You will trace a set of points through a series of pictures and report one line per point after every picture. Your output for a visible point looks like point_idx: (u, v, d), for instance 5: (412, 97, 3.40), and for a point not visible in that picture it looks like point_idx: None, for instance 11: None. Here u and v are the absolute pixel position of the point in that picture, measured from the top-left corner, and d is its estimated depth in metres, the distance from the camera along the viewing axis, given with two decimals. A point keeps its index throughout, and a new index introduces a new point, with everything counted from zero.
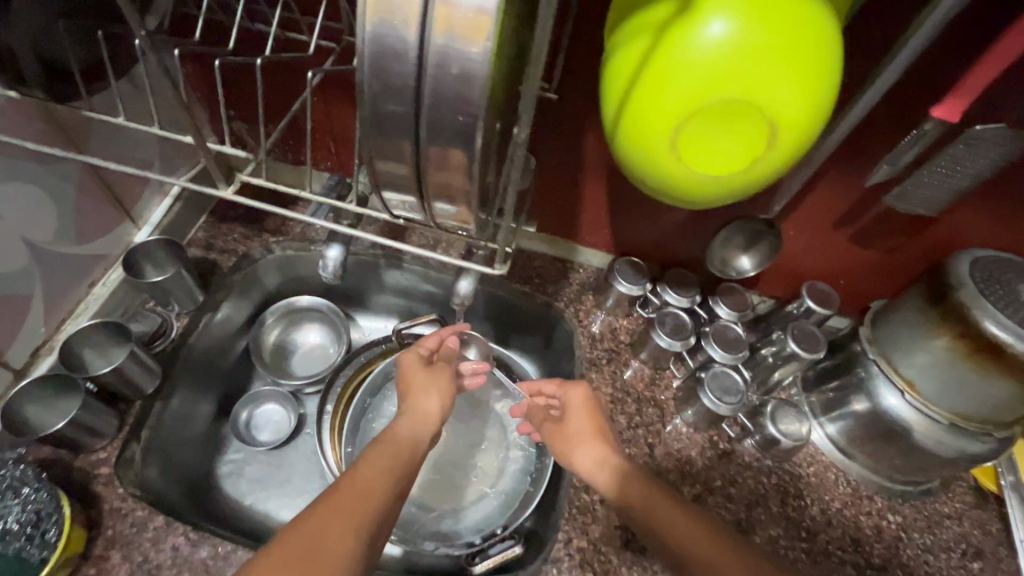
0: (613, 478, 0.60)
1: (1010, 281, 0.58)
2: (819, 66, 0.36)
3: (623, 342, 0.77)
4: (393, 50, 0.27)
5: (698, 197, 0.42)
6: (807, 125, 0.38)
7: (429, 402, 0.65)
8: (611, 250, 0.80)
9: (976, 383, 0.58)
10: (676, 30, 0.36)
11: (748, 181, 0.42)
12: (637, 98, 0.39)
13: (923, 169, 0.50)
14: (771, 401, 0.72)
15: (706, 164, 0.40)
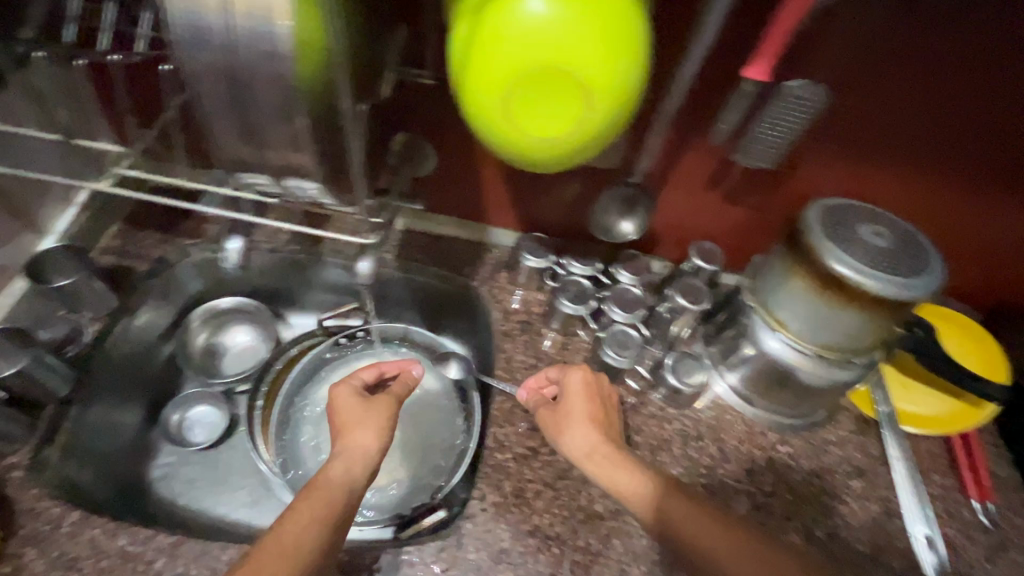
0: (606, 468, 0.60)
1: (852, 222, 0.65)
2: (620, 34, 0.41)
3: (537, 313, 0.82)
4: (203, 28, 0.32)
5: (540, 159, 0.47)
6: (619, 88, 0.43)
7: (366, 439, 0.61)
8: (519, 227, 0.84)
9: (830, 314, 0.66)
10: (494, 6, 0.41)
11: (581, 143, 0.46)
12: (470, 69, 0.43)
13: (758, 125, 0.58)
14: (672, 354, 0.77)
15: (538, 127, 0.45)
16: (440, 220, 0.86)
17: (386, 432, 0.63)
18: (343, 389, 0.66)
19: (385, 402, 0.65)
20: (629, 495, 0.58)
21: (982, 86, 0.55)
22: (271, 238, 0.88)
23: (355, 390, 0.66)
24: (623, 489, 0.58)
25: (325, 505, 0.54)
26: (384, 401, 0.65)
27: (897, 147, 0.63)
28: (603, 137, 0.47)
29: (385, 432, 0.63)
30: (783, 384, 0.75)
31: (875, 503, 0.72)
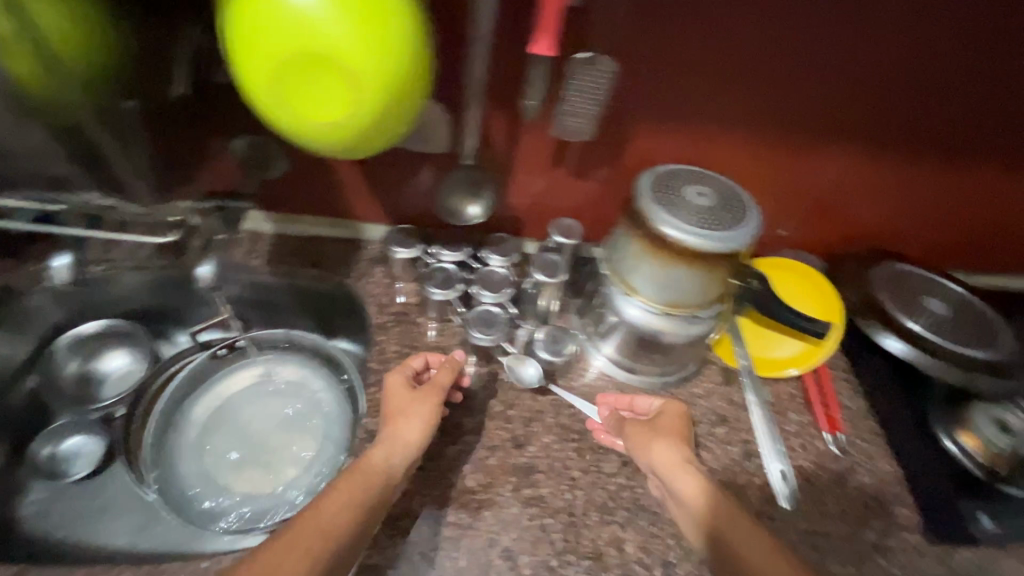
0: (683, 478, 0.62)
1: (678, 185, 0.69)
2: (386, 34, 0.44)
3: (412, 304, 0.83)
4: None
5: (320, 144, 0.49)
6: (386, 83, 0.45)
7: (412, 430, 0.65)
8: (387, 220, 0.85)
9: (667, 275, 0.70)
10: None
11: (360, 133, 0.48)
12: (239, 47, 0.44)
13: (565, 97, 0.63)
14: (541, 329, 0.81)
15: (313, 113, 0.47)
16: (309, 221, 0.86)
17: (430, 425, 0.67)
18: (395, 376, 0.70)
19: (431, 394, 0.69)
20: (692, 496, 0.60)
21: (756, 36, 0.63)
22: (132, 255, 0.82)
23: (405, 379, 0.71)
24: (695, 504, 0.60)
25: (366, 490, 0.57)
26: (431, 393, 0.69)
27: (706, 103, 0.69)
28: (381, 125, 0.49)
29: (430, 424, 0.67)
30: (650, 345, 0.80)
31: (736, 446, 0.76)
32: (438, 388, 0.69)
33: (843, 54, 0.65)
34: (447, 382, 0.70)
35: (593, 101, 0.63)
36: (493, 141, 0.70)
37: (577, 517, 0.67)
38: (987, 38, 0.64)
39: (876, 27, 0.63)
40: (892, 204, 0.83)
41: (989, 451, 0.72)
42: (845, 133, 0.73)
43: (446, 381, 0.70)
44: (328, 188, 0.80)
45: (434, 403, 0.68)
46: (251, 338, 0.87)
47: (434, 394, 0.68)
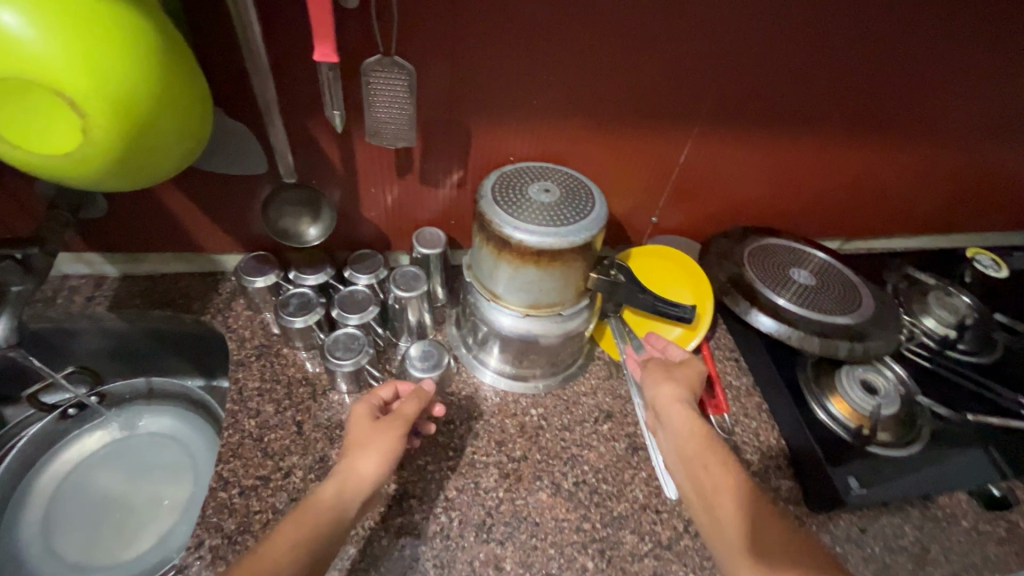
0: (677, 413, 0.63)
1: (523, 184, 0.68)
2: (131, 78, 0.41)
3: (275, 335, 0.78)
4: None
5: (48, 173, 0.44)
6: (128, 125, 0.42)
7: (367, 466, 0.57)
8: (242, 249, 0.80)
9: (519, 276, 0.68)
10: None
11: (100, 170, 0.44)
12: None
13: (372, 102, 0.60)
14: (413, 345, 0.77)
15: (36, 142, 0.42)
16: (155, 258, 0.79)
17: (388, 461, 0.59)
18: (360, 407, 0.64)
19: (395, 425, 0.61)
20: (675, 423, 0.63)
21: (586, 18, 0.61)
22: None
23: (370, 410, 0.64)
24: (683, 437, 0.61)
25: (317, 529, 0.52)
26: (395, 424, 0.62)
27: (549, 91, 0.67)
28: (120, 164, 0.44)
29: (388, 456, 0.59)
30: (532, 348, 0.75)
31: (622, 441, 0.75)
32: (404, 419, 0.62)
33: (675, 34, 0.64)
34: (413, 413, 0.63)
35: (403, 104, 0.61)
36: (326, 155, 0.67)
37: (452, 539, 0.63)
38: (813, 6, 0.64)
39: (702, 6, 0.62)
40: (752, 178, 0.85)
41: (858, 414, 0.73)
42: (684, 116, 0.74)
43: (410, 412, 0.63)
44: (168, 221, 0.74)
45: (398, 434, 0.61)
46: (103, 393, 0.80)
47: (396, 426, 0.61)
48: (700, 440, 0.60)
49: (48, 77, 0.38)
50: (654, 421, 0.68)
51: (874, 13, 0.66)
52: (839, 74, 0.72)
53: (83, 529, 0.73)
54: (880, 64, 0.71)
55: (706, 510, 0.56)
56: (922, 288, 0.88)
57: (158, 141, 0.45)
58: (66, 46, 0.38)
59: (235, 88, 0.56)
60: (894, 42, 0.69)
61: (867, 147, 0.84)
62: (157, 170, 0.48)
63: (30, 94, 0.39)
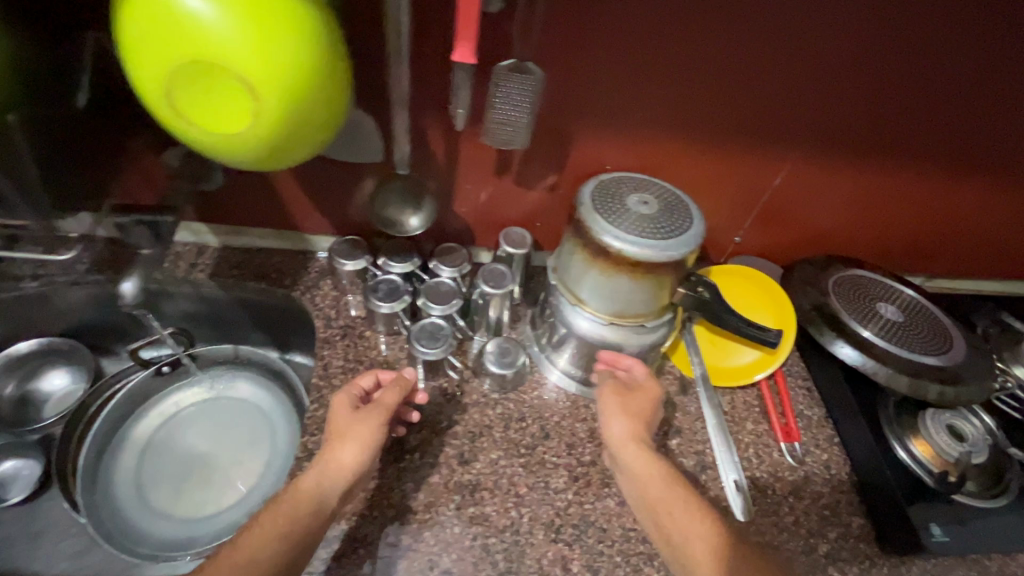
0: (636, 458, 0.65)
1: (622, 194, 0.68)
2: (293, 51, 0.43)
3: (359, 317, 0.81)
4: None
5: (226, 155, 0.48)
6: (292, 102, 0.44)
7: (347, 453, 0.60)
8: (335, 231, 0.83)
9: (609, 284, 0.68)
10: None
11: (267, 148, 0.47)
12: (134, 50, 0.42)
13: (495, 103, 0.61)
14: (492, 341, 0.78)
15: (216, 125, 0.45)
16: (253, 232, 0.83)
17: (370, 447, 0.62)
18: (341, 397, 0.65)
19: (376, 413, 0.64)
20: (632, 464, 0.64)
21: (695, 37, 0.61)
22: (67, 270, 0.78)
23: (350, 399, 0.66)
24: (640, 479, 0.63)
25: (294, 524, 0.55)
26: (374, 413, 0.64)
27: (651, 101, 0.67)
28: (284, 139, 0.47)
29: (373, 444, 0.62)
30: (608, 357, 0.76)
31: (690, 458, 0.75)
32: (384, 409, 0.64)
33: (782, 59, 0.64)
34: (393, 402, 0.65)
35: (523, 106, 0.62)
36: (433, 148, 0.69)
37: (522, 535, 0.65)
38: (927, 35, 0.62)
39: (812, 33, 0.62)
40: (841, 205, 0.83)
41: (942, 458, 0.71)
42: (782, 140, 0.73)
43: (390, 401, 0.65)
44: (271, 201, 0.78)
45: (377, 424, 0.63)
46: (196, 354, 0.84)
47: (377, 414, 0.63)
48: (658, 485, 0.62)
49: (225, 60, 0.41)
50: (614, 462, 0.69)
51: (994, 49, 0.63)
52: (950, 108, 0.70)
53: (169, 481, 0.77)
54: (993, 100, 0.69)
55: (675, 554, 0.58)
56: (1015, 337, 0.84)
57: (311, 119, 0.47)
58: (240, 26, 0.40)
59: (362, 79, 0.59)
60: (1013, 80, 0.66)
61: (970, 184, 0.81)
62: (310, 144, 0.50)
63: (208, 78, 0.42)
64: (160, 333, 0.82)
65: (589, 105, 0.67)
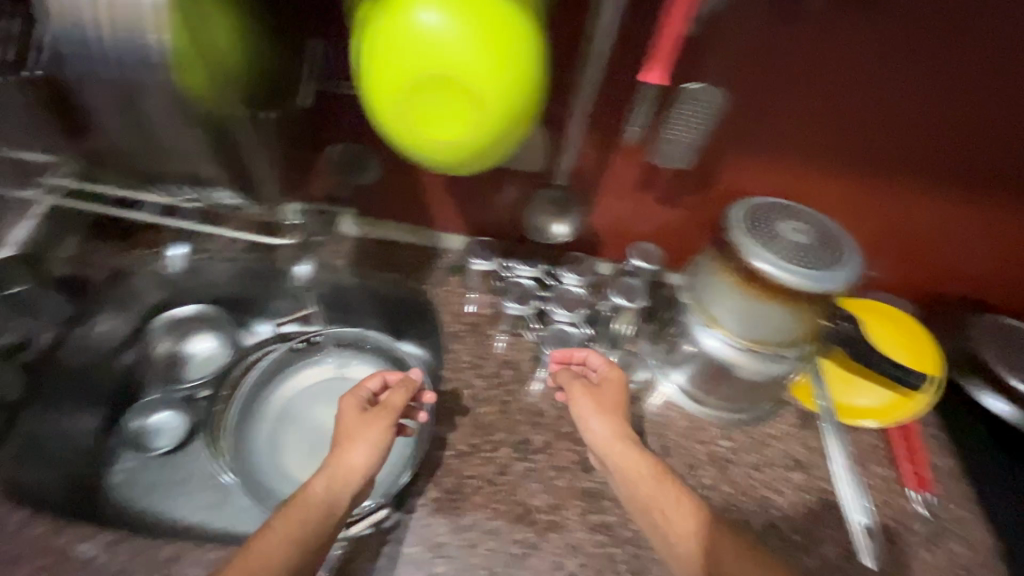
0: (621, 454, 0.64)
1: (774, 219, 0.67)
2: (513, 52, 0.45)
3: (485, 315, 0.84)
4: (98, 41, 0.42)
5: (439, 162, 0.50)
6: (511, 103, 0.46)
7: (356, 456, 0.60)
8: (467, 232, 0.87)
9: (756, 310, 0.69)
10: (397, 17, 0.44)
11: (479, 151, 0.49)
12: (373, 69, 0.46)
13: (671, 120, 0.62)
14: (615, 353, 0.80)
15: (435, 132, 0.48)
16: (391, 226, 0.89)
17: (378, 451, 0.62)
18: (347, 400, 0.66)
19: (383, 416, 0.64)
20: (621, 460, 0.64)
21: (885, 70, 0.57)
22: (227, 247, 0.90)
23: (357, 402, 0.66)
24: (630, 476, 0.63)
25: (306, 527, 0.55)
26: (382, 416, 0.64)
27: (811, 130, 0.64)
28: (495, 141, 0.49)
29: (380, 446, 0.62)
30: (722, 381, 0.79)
31: (813, 494, 0.73)
32: (390, 411, 0.65)
33: (979, 96, 0.59)
34: (401, 404, 0.66)
35: (698, 125, 0.63)
36: (586, 160, 0.70)
37: (644, 549, 0.65)
38: None
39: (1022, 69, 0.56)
40: (1005, 253, 0.76)
41: None
42: (957, 181, 0.67)
43: (399, 404, 0.65)
44: (416, 199, 0.83)
45: (384, 428, 0.63)
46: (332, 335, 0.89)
47: (385, 416, 0.64)
48: (643, 481, 0.62)
49: (461, 69, 0.44)
50: (601, 463, 0.68)
51: None
52: None
53: (299, 450, 0.82)
54: None
55: (668, 553, 0.58)
56: None
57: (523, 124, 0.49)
58: (467, 33, 0.44)
59: None
60: None
61: None
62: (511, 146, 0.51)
63: (439, 88, 0.45)
64: (306, 312, 0.91)
65: (752, 131, 0.65)
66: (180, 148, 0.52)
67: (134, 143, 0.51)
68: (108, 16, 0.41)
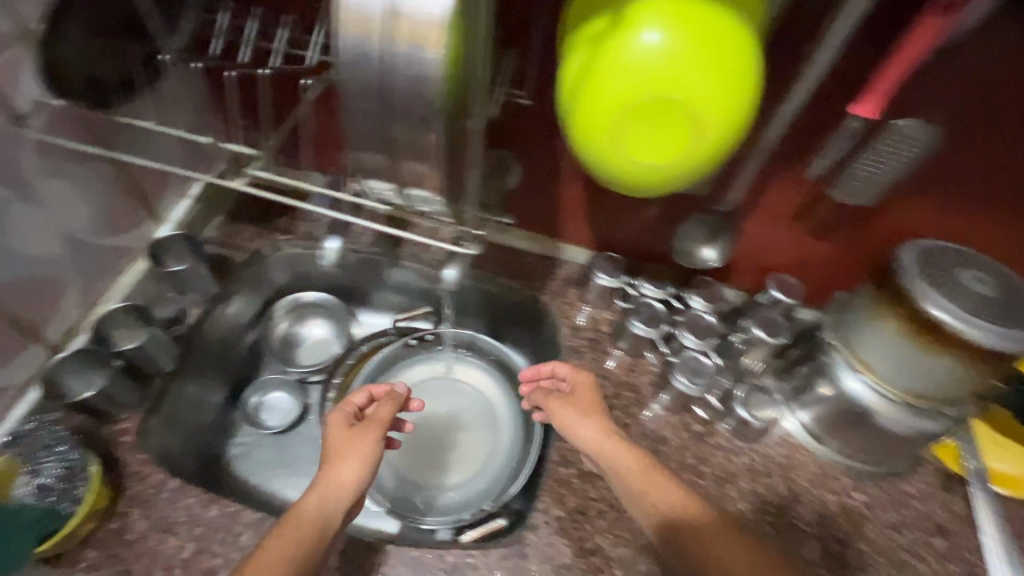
0: (614, 450, 0.65)
1: (951, 266, 0.61)
2: (736, 67, 0.43)
3: (605, 332, 0.83)
4: (363, 55, 0.33)
5: (640, 184, 0.49)
6: (730, 122, 0.44)
7: (345, 472, 0.62)
8: (593, 246, 0.86)
9: (923, 360, 0.63)
10: (617, 37, 0.43)
11: (687, 172, 0.48)
12: (585, 92, 0.44)
13: (865, 155, 0.58)
14: (742, 387, 0.76)
15: (644, 154, 0.46)
16: (514, 233, 0.88)
17: (368, 464, 0.63)
18: (336, 416, 0.68)
19: (372, 429, 0.66)
20: (605, 452, 0.65)
21: None
22: (356, 240, 0.89)
23: (345, 417, 0.68)
24: (624, 472, 0.63)
25: (296, 547, 0.54)
26: (371, 428, 0.66)
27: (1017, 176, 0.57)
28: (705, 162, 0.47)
29: (370, 461, 0.64)
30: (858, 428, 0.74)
31: (958, 564, 0.68)
32: (381, 423, 0.67)
33: None
34: (388, 416, 0.68)
35: (896, 164, 0.57)
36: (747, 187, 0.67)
37: None
38: None
39: None
40: None
41: None
42: None
43: (385, 416, 0.68)
44: (547, 209, 0.82)
45: (374, 439, 0.65)
46: (442, 334, 0.90)
47: (375, 431, 0.66)
48: (634, 468, 0.63)
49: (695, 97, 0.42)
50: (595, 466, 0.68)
51: None
52: None
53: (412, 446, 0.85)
54: None
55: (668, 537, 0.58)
56: None
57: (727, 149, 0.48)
58: (694, 51, 0.42)
59: None
60: None
61: None
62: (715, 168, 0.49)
63: (664, 113, 0.44)
64: (419, 311, 0.92)
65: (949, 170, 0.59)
66: (407, 139, 0.37)
67: (357, 116, 0.36)
68: (408, 39, 0.33)
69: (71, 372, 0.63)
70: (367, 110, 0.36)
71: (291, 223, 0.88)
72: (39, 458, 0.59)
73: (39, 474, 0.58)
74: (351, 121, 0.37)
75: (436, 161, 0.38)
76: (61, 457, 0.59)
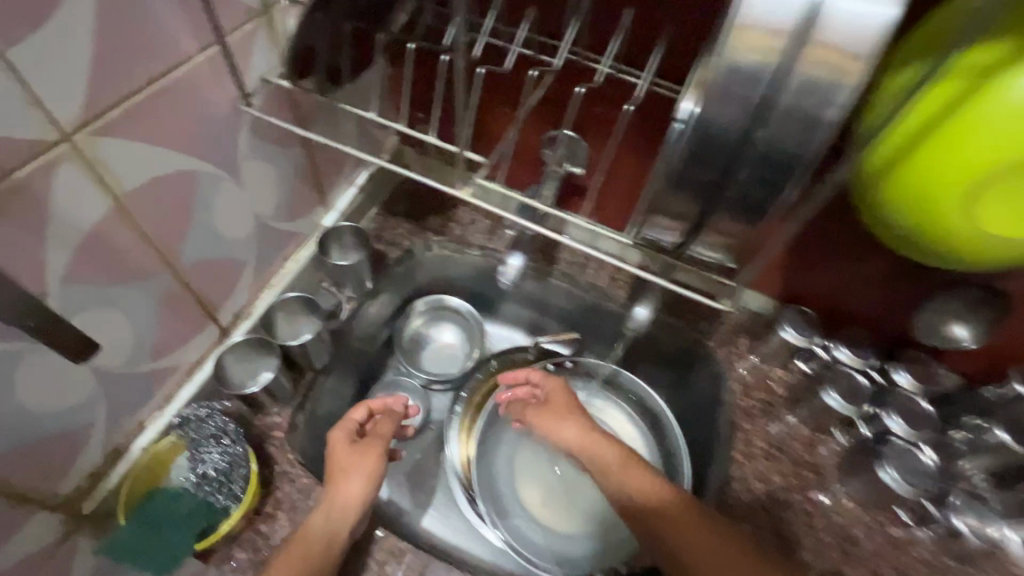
0: (597, 444, 0.61)
1: None
2: None
3: (779, 395, 0.72)
4: (748, 79, 0.28)
5: (990, 254, 0.40)
6: None
7: (349, 491, 0.55)
8: (776, 295, 0.74)
9: None
10: (975, 92, 0.33)
11: None
12: (923, 159, 0.36)
13: None
14: (957, 493, 0.63)
15: (1008, 223, 0.36)
16: None
17: (375, 481, 0.56)
18: (336, 432, 0.58)
19: (376, 446, 0.58)
20: (584, 449, 0.62)
21: None
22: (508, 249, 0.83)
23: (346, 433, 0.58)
24: (610, 470, 0.59)
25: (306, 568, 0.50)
26: (375, 445, 0.58)
27: None
28: None
29: (375, 478, 0.56)
30: None
31: None
32: (383, 439, 0.59)
33: None
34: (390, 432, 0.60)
35: None
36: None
37: None
38: None
39: None
40: None
41: None
42: None
43: (385, 431, 0.60)
44: None
45: (378, 457, 0.57)
46: (579, 362, 0.80)
47: (376, 445, 0.58)
48: (611, 459, 0.60)
49: None
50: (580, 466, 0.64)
51: None
52: None
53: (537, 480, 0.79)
54: None
55: (648, 531, 0.56)
56: None
57: None
58: None
59: None
60: None
61: None
62: None
63: None
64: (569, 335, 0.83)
65: None
66: (757, 185, 0.31)
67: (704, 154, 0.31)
68: (816, 67, 0.27)
69: (237, 358, 0.61)
70: (721, 144, 0.30)
71: (444, 224, 0.84)
72: (202, 446, 0.57)
73: (201, 463, 0.56)
74: (688, 159, 0.31)
75: (761, 215, 0.33)
76: (222, 448, 0.57)
